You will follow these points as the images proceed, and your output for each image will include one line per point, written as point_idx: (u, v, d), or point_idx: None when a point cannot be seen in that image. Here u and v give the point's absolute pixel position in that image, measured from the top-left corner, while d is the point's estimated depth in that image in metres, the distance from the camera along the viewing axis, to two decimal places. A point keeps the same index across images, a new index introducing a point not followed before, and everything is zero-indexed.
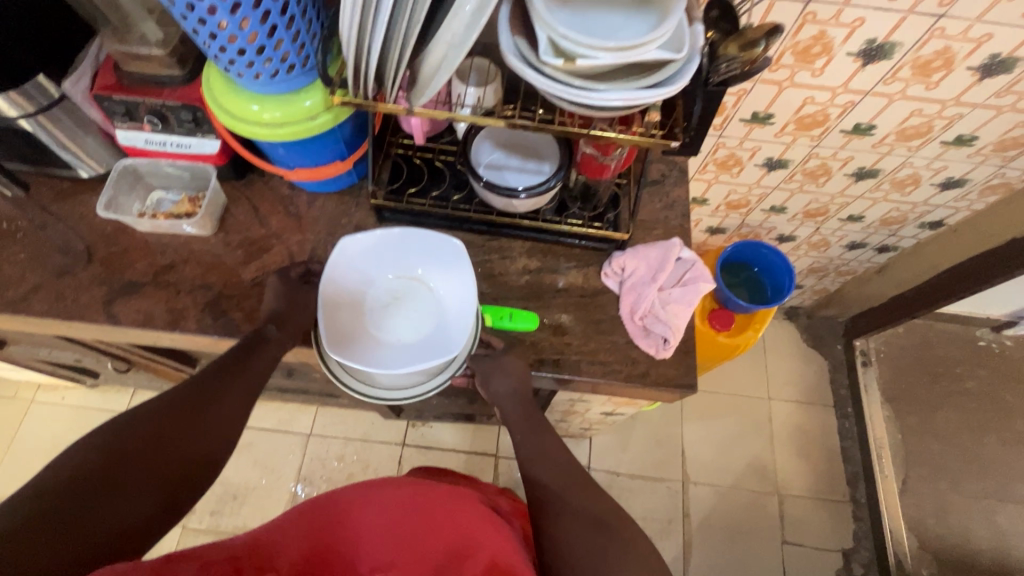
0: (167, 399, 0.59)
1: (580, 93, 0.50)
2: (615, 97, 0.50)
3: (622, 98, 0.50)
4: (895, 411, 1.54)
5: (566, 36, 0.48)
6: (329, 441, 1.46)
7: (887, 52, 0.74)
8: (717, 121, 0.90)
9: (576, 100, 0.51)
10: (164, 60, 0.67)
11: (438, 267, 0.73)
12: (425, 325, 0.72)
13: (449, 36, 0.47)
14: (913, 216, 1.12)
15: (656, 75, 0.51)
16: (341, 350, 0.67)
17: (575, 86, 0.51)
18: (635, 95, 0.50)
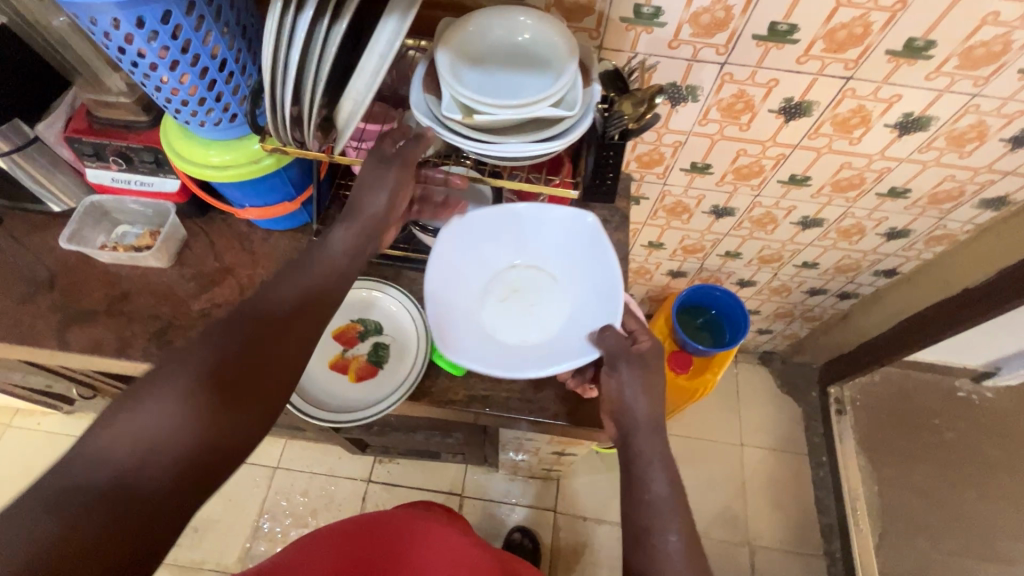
0: (194, 374, 0.48)
1: (483, 145, 0.55)
2: (516, 149, 0.54)
3: (524, 149, 0.55)
4: (871, 462, 1.51)
5: (464, 93, 0.53)
6: (295, 475, 1.46)
7: (806, 110, 0.78)
8: (658, 170, 0.94)
9: (480, 151, 0.55)
10: (131, 108, 0.73)
11: (581, 266, 0.71)
12: (548, 315, 0.70)
13: (352, 96, 0.51)
14: (866, 264, 1.14)
15: (553, 128, 0.55)
16: (458, 344, 0.64)
17: (478, 139, 0.55)
18: (535, 147, 0.54)
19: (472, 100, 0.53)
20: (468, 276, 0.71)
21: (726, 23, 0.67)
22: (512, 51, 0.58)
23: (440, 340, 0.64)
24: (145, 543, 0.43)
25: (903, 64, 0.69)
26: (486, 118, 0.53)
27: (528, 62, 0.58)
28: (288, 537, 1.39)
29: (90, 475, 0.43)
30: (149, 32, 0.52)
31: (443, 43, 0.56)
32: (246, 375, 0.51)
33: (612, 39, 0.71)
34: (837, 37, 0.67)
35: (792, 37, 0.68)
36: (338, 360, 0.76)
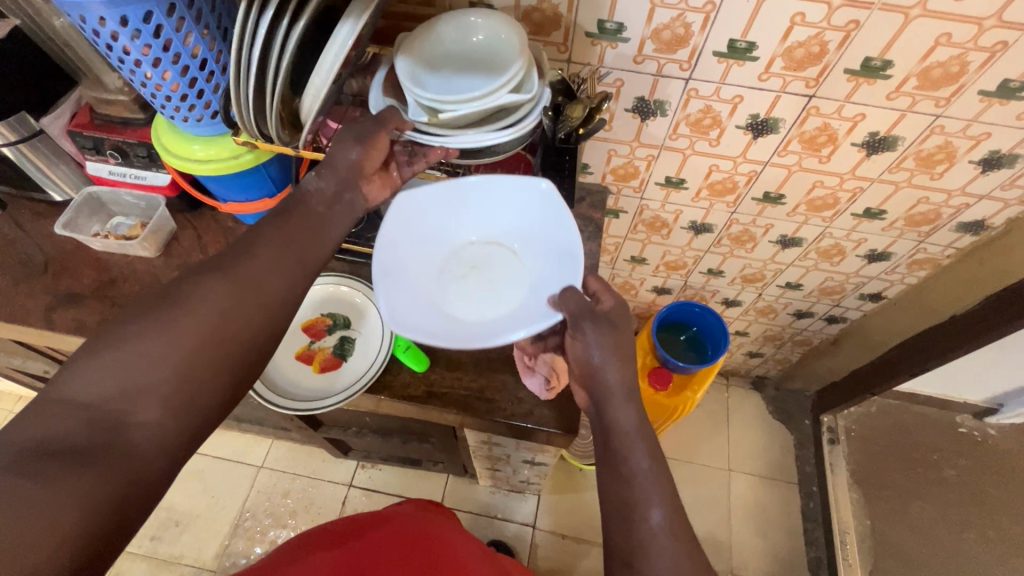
0: (171, 327, 0.50)
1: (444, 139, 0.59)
2: (474, 140, 0.58)
3: (481, 139, 0.58)
4: (864, 495, 1.46)
5: (423, 96, 0.57)
6: (279, 475, 1.47)
7: (773, 127, 0.80)
8: (634, 183, 0.96)
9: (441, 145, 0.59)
10: (129, 105, 0.78)
11: (537, 233, 0.70)
12: (508, 288, 0.68)
13: (312, 92, 0.55)
14: (850, 287, 1.14)
15: (508, 118, 0.59)
16: (412, 324, 0.62)
17: (441, 134, 0.59)
18: (491, 137, 0.58)
19: (432, 99, 0.57)
20: (424, 251, 0.69)
21: (686, 39, 0.70)
22: (467, 51, 0.62)
23: (399, 321, 0.61)
24: (140, 495, 0.45)
25: (863, 82, 0.71)
26: (448, 115, 0.56)
27: (483, 60, 0.62)
28: (266, 538, 1.40)
29: (67, 419, 0.45)
30: (132, 30, 0.56)
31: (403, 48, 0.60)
32: (224, 332, 0.52)
33: (579, 53, 0.74)
34: (795, 55, 0.69)
35: (752, 54, 0.70)
36: (305, 351, 0.79)
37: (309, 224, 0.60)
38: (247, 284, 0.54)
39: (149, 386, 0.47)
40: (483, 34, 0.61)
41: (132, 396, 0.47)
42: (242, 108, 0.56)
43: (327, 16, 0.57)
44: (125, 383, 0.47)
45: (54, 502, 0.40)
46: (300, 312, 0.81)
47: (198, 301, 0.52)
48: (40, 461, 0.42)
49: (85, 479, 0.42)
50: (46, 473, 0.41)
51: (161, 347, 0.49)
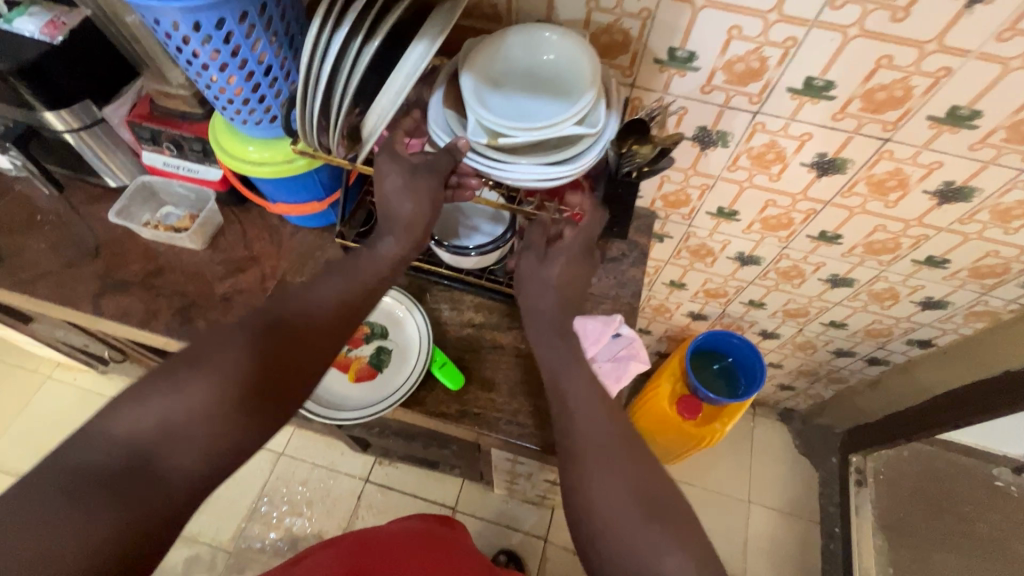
0: (218, 369, 0.52)
1: (497, 166, 0.56)
2: (530, 172, 0.55)
3: (540, 171, 0.55)
4: (888, 542, 1.41)
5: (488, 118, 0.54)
6: (297, 463, 1.49)
7: (840, 167, 0.76)
8: (684, 211, 0.94)
9: (496, 174, 0.56)
10: (187, 100, 0.79)
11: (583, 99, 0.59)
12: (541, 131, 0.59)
13: (377, 110, 0.54)
14: (898, 331, 1.09)
15: (568, 148, 0.56)
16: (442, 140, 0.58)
17: (496, 159, 0.56)
18: (548, 170, 0.55)
19: (495, 123, 0.54)
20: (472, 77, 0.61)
21: (760, 73, 0.67)
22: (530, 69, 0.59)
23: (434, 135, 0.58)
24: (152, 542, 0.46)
25: (945, 130, 0.67)
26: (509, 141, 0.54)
27: (551, 84, 0.59)
28: (281, 525, 1.42)
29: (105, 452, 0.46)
30: (203, 36, 0.56)
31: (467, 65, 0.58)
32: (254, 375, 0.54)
33: (644, 79, 0.72)
34: (876, 97, 0.66)
35: (829, 93, 0.67)
36: (342, 358, 0.79)
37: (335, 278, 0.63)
38: (292, 343, 0.57)
39: (185, 425, 0.49)
40: (552, 53, 0.58)
41: (172, 435, 0.49)
42: (306, 121, 0.56)
43: (397, 31, 0.56)
44: (172, 422, 0.49)
45: (77, 538, 0.41)
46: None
47: (244, 353, 0.54)
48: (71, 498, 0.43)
49: (107, 518, 0.43)
50: (85, 500, 0.43)
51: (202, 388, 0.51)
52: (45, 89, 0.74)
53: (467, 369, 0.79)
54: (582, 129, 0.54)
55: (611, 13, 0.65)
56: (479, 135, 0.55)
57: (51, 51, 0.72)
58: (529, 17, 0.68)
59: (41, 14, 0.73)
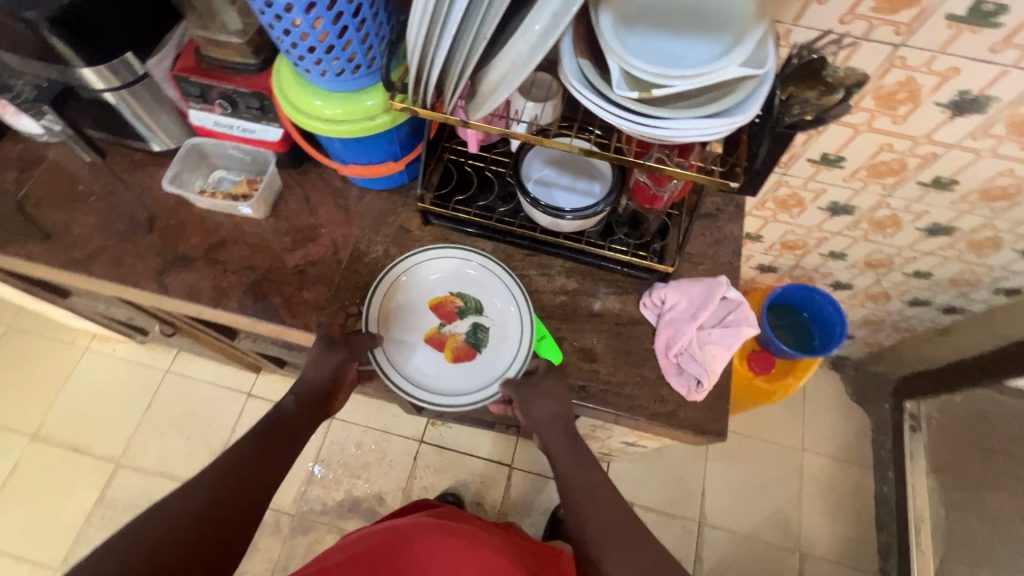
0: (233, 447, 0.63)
1: (652, 124, 0.48)
2: (692, 127, 0.48)
3: (701, 125, 0.48)
4: (940, 484, 1.43)
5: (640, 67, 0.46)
6: (350, 427, 1.48)
7: (981, 106, 0.69)
8: (781, 158, 0.86)
9: (651, 135, 0.49)
10: (240, 49, 0.69)
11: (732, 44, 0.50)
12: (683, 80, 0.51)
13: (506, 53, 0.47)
14: (987, 280, 1.04)
15: (733, 96, 0.48)
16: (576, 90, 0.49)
17: (648, 115, 0.48)
18: (715, 123, 0.47)
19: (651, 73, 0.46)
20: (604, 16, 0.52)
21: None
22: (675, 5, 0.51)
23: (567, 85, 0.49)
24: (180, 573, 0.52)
25: None
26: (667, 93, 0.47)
27: (698, 18, 0.51)
28: (340, 487, 1.43)
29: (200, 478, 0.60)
30: None
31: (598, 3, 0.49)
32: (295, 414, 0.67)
33: (774, 8, 0.63)
34: None
35: (996, 20, 0.58)
36: (437, 334, 0.74)
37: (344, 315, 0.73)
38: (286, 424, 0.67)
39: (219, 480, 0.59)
40: None
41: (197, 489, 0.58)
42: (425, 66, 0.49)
43: None
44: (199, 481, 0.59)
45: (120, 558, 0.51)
46: (430, 287, 0.75)
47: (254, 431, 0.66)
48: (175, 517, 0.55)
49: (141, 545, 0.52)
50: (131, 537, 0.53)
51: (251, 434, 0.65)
52: (85, 40, 0.64)
53: (567, 340, 0.74)
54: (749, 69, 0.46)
55: None
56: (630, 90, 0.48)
57: None
58: None
59: None
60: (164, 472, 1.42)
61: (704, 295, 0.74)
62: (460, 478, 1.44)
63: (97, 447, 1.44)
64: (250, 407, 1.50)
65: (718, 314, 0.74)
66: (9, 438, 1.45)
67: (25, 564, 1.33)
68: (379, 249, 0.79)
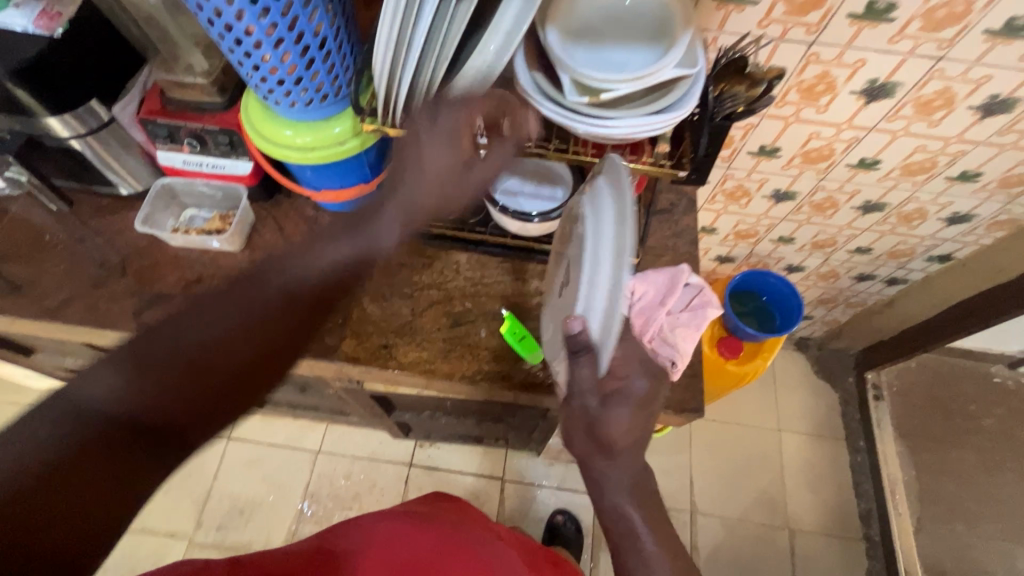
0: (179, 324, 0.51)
1: (605, 124, 0.53)
2: (639, 123, 0.53)
3: (649, 120, 0.53)
4: (908, 447, 1.51)
5: (589, 74, 0.51)
6: (337, 459, 1.47)
7: (889, 91, 0.77)
8: (725, 153, 0.93)
9: (605, 133, 0.53)
10: (206, 88, 0.72)
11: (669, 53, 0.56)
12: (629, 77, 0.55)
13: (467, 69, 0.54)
14: (920, 249, 1.14)
15: (674, 93, 0.54)
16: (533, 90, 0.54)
17: (600, 117, 0.53)
18: (659, 117, 0.53)
19: (598, 77, 0.51)
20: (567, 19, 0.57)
21: (822, 0, 0.66)
22: (616, 19, 0.57)
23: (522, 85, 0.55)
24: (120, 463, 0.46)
25: (999, 43, 0.68)
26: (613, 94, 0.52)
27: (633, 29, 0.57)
28: (332, 521, 1.40)
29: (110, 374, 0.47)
30: (260, 9, 0.51)
31: (544, 21, 0.55)
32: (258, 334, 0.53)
33: (701, 18, 0.70)
34: (936, 15, 0.66)
35: (889, 16, 0.67)
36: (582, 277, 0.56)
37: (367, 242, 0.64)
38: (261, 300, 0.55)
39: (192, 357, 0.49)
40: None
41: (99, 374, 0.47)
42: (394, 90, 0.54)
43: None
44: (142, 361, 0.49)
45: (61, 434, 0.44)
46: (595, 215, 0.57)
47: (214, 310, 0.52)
48: (96, 420, 0.45)
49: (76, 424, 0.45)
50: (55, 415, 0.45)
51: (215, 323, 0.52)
52: (50, 90, 0.66)
53: None
54: (683, 68, 0.52)
55: None
56: (580, 94, 0.53)
57: (53, 45, 0.64)
58: None
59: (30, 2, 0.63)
60: (144, 528, 1.37)
61: (670, 283, 0.79)
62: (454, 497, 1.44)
63: None
64: (232, 450, 1.46)
65: (686, 300, 0.79)
66: None
67: None
68: None
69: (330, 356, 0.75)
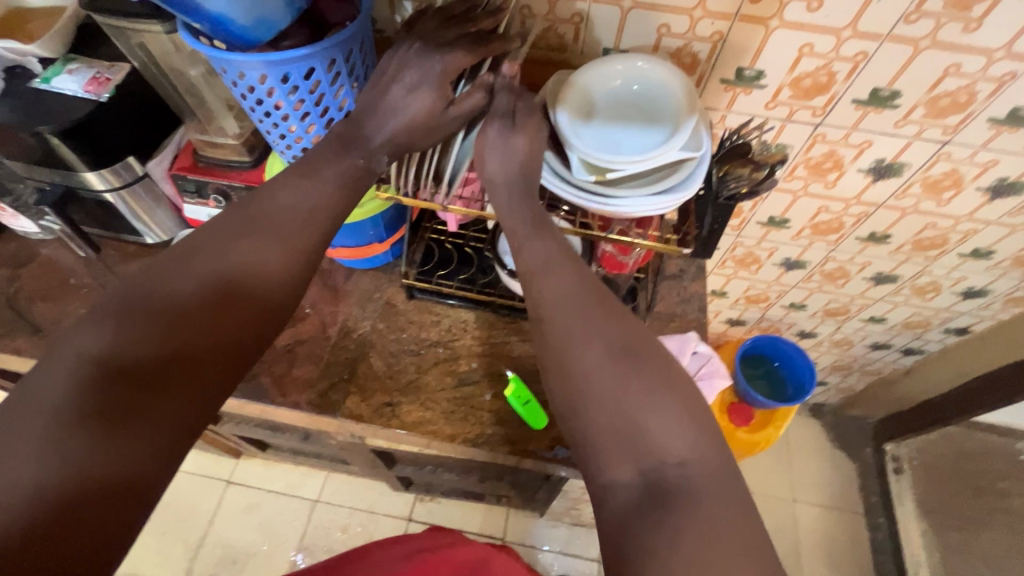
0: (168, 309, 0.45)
1: (611, 201, 0.55)
2: (645, 202, 0.55)
3: (653, 198, 0.55)
4: (932, 526, 1.43)
5: (596, 154, 0.54)
6: (335, 509, 1.43)
7: (897, 171, 0.78)
8: (734, 222, 0.95)
9: (612, 210, 0.55)
10: (236, 149, 0.76)
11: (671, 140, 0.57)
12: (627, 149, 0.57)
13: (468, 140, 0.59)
14: (936, 321, 1.12)
15: (677, 176, 0.55)
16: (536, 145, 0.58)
17: (606, 195, 0.56)
18: (665, 196, 0.55)
19: (604, 158, 0.54)
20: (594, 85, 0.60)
21: (827, 87, 0.68)
22: (624, 102, 0.60)
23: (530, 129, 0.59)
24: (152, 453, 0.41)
25: (1004, 130, 0.70)
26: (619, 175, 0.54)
27: (639, 109, 0.60)
28: None
29: (68, 374, 0.41)
30: (290, 86, 0.54)
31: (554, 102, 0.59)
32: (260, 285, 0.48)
33: (709, 98, 0.73)
34: (940, 103, 0.68)
35: (893, 102, 0.69)
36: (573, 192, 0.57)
37: (296, 219, 0.51)
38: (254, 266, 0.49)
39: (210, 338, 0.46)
40: (641, 84, 0.60)
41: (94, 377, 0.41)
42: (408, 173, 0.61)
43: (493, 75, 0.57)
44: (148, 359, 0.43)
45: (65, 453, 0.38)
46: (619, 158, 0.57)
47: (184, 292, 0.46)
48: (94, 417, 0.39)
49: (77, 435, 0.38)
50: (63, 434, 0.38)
51: (194, 282, 0.46)
52: (91, 148, 0.70)
53: (551, 402, 0.77)
54: (687, 151, 0.55)
55: (681, 38, 0.65)
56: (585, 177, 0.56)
57: (98, 107, 0.69)
58: (595, 46, 0.68)
59: (82, 70, 0.70)
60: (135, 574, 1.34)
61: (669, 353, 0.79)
62: None
63: None
64: (230, 495, 1.44)
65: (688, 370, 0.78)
66: None
67: None
68: (365, 325, 0.83)
69: (334, 411, 0.75)
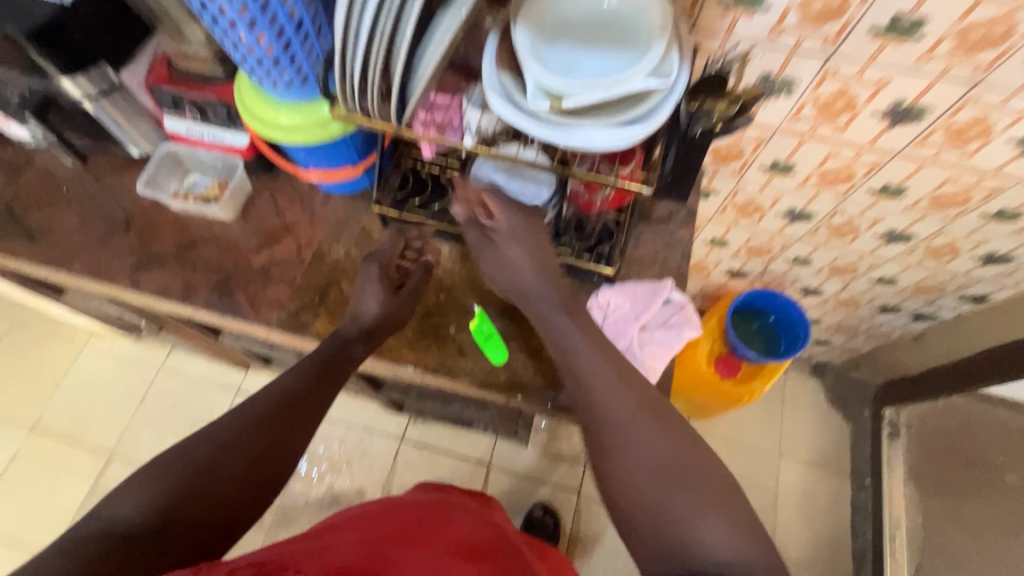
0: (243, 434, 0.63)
1: (564, 133, 0.51)
2: (601, 135, 0.51)
3: (610, 133, 0.51)
4: (919, 491, 1.41)
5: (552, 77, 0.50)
6: (334, 424, 1.52)
7: (916, 116, 0.70)
8: (735, 166, 0.88)
9: (564, 142, 0.51)
10: (208, 60, 0.74)
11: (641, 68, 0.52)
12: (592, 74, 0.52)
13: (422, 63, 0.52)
14: (951, 286, 1.05)
15: (639, 109, 0.51)
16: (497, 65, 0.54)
17: (560, 125, 0.52)
18: (623, 130, 0.50)
19: (561, 82, 0.50)
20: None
21: (839, 12, 0.60)
22: (594, 21, 0.55)
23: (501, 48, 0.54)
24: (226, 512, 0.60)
25: None
26: (575, 103, 0.50)
27: (611, 29, 0.54)
28: (323, 482, 1.46)
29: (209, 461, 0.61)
30: None
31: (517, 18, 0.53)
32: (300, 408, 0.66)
33: (706, 21, 0.65)
34: (972, 35, 0.59)
35: (916, 33, 0.60)
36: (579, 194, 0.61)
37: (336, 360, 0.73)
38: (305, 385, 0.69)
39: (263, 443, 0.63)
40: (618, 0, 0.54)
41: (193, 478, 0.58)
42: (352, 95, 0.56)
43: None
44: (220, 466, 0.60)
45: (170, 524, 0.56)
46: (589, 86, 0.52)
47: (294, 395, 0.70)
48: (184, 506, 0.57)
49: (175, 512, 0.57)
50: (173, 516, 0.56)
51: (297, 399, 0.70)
52: (60, 53, 0.69)
53: (515, 339, 0.77)
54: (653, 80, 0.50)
55: None
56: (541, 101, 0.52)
57: (63, 8, 0.67)
58: None
59: None
60: None
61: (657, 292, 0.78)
62: (439, 476, 1.47)
63: (92, 439, 1.50)
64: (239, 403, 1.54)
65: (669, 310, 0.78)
66: (10, 429, 1.51)
67: (21, 547, 1.39)
68: (340, 250, 0.83)
69: (303, 333, 0.77)
